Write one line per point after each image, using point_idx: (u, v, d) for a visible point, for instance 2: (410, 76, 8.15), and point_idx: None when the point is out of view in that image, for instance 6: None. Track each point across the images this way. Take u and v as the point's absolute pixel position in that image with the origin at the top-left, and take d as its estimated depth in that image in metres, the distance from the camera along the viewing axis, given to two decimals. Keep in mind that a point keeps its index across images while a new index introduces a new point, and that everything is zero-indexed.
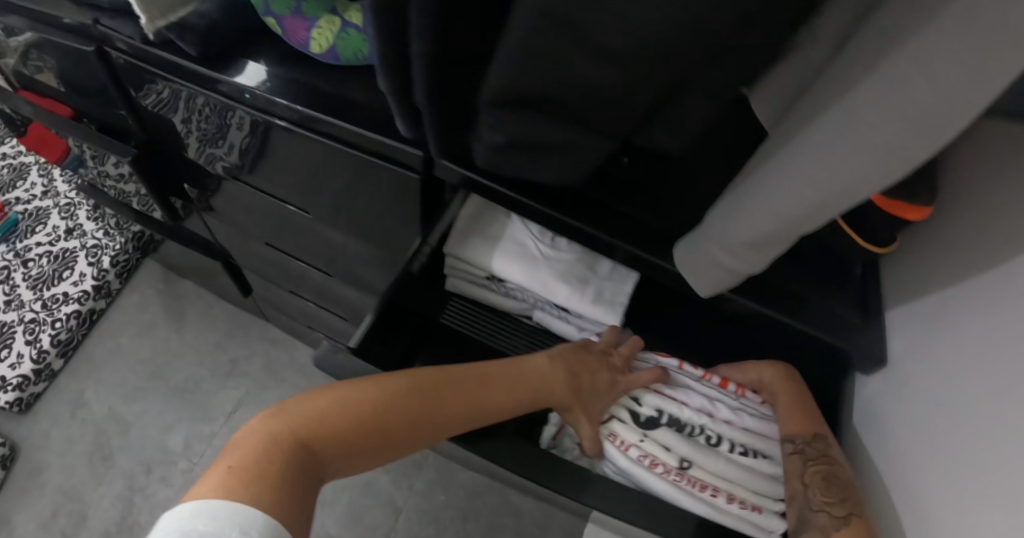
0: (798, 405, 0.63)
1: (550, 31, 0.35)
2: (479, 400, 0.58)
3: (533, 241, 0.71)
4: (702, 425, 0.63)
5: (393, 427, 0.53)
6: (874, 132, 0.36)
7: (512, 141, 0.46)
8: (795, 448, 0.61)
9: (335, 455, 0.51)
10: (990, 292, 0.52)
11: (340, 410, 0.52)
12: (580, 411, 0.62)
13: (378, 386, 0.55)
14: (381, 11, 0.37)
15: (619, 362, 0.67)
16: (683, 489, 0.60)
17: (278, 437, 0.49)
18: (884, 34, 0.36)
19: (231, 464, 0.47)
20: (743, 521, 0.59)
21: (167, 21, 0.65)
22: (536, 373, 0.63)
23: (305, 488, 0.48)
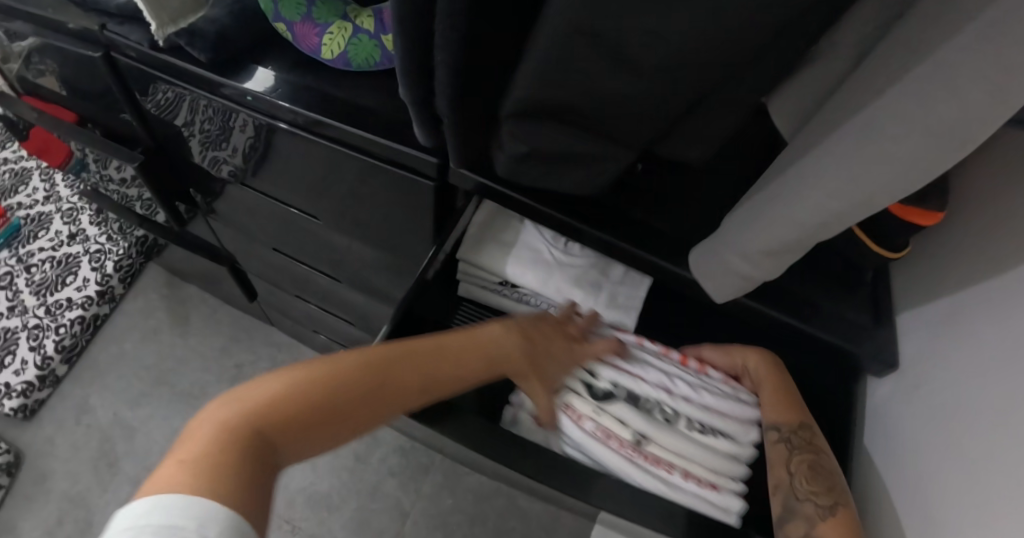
0: (784, 393, 0.63)
1: (582, 39, 0.35)
2: (434, 374, 0.55)
3: (547, 247, 0.71)
4: (660, 400, 0.59)
5: (343, 406, 0.49)
6: (897, 144, 0.37)
7: (533, 151, 0.46)
8: (781, 437, 0.61)
9: (291, 440, 0.47)
10: (1001, 296, 0.53)
11: (290, 393, 0.47)
12: (535, 381, 0.60)
13: (329, 365, 0.50)
14: (409, 23, 0.37)
15: (574, 334, 0.64)
16: (633, 464, 0.57)
17: (228, 426, 0.44)
18: (906, 44, 0.36)
19: (181, 457, 0.41)
20: (698, 499, 0.57)
21: (177, 27, 0.65)
22: (489, 343, 0.60)
23: (264, 479, 0.43)
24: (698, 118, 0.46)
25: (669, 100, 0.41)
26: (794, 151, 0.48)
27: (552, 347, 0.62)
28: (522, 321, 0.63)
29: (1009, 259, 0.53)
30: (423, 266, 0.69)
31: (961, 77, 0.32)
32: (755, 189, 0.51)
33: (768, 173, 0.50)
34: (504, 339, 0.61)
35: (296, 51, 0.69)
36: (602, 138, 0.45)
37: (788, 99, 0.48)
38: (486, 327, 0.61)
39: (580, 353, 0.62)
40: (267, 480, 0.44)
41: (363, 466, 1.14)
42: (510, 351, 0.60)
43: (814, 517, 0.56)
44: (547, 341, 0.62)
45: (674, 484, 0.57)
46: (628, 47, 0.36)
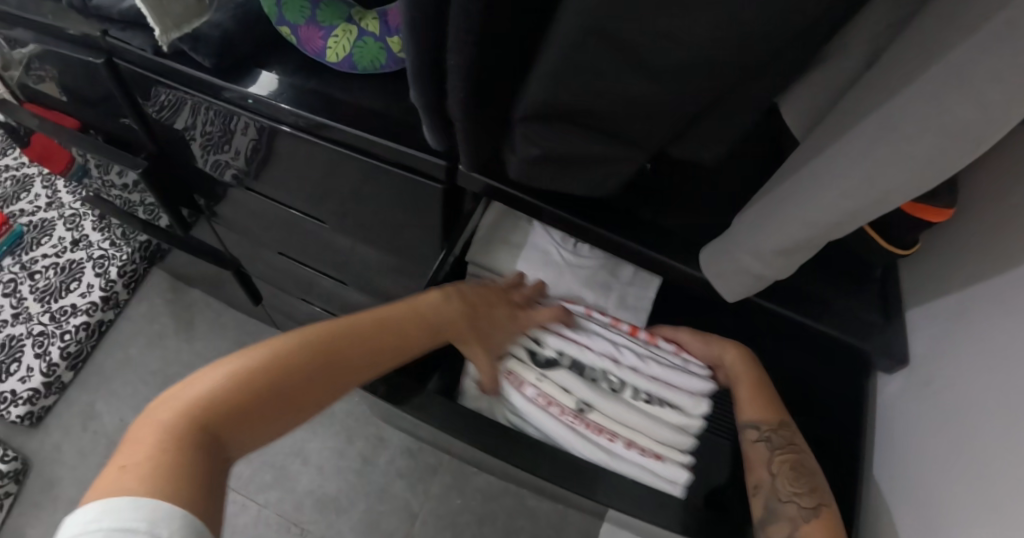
0: (761, 390, 0.63)
1: (595, 41, 0.35)
2: (371, 348, 0.57)
3: (556, 248, 0.71)
4: (605, 370, 0.60)
5: (281, 385, 0.51)
6: (911, 144, 0.36)
7: (545, 154, 0.46)
8: (761, 436, 0.60)
9: (239, 432, 0.49)
10: (1010, 291, 0.53)
11: (229, 382, 0.49)
12: (477, 347, 0.61)
13: (264, 351, 0.52)
14: (420, 27, 0.37)
15: (517, 302, 0.65)
16: (575, 432, 0.58)
17: (170, 426, 0.45)
18: (919, 43, 0.36)
19: (123, 462, 0.42)
20: (641, 469, 0.57)
21: (180, 32, 0.63)
22: (427, 314, 0.61)
23: (215, 474, 0.45)
24: (710, 118, 0.45)
25: (680, 102, 0.40)
26: (807, 150, 0.47)
27: (494, 314, 0.63)
28: (464, 289, 0.64)
29: (1020, 254, 0.53)
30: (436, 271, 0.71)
31: (977, 77, 0.32)
32: (767, 189, 0.51)
33: (780, 173, 0.50)
34: (444, 309, 0.62)
35: (300, 54, 0.69)
36: (612, 140, 0.45)
37: (799, 97, 0.48)
38: (424, 298, 0.62)
39: (523, 319, 0.63)
40: (217, 473, 0.46)
41: (370, 467, 1.14)
42: (450, 320, 0.61)
43: (798, 518, 0.55)
44: (488, 309, 0.63)
45: (616, 453, 0.57)
46: (639, 49, 0.35)
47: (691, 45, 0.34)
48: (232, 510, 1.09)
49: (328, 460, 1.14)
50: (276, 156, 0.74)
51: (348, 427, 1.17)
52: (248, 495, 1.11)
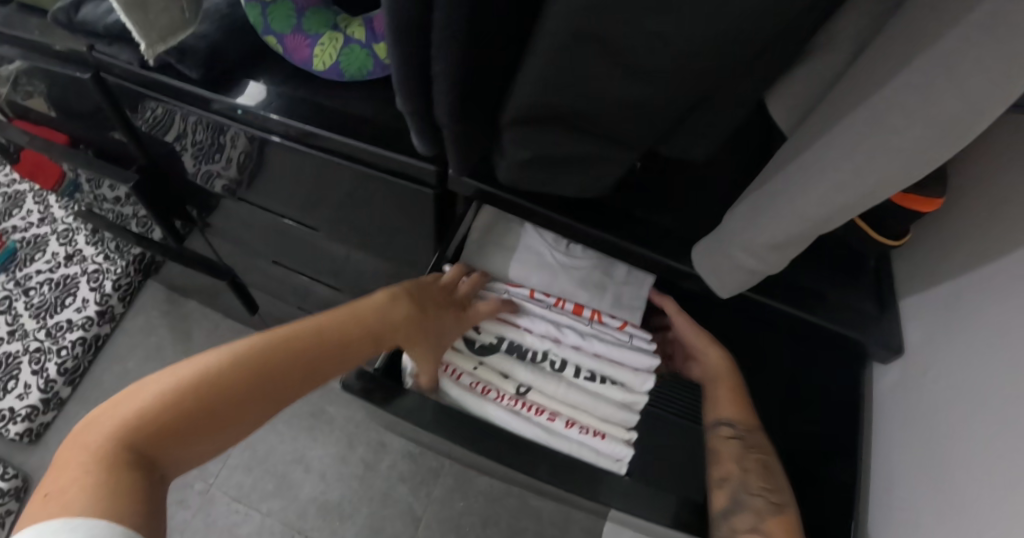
0: (735, 390, 0.63)
1: (577, 46, 0.35)
2: (316, 357, 0.55)
3: (549, 250, 0.70)
4: (545, 351, 0.63)
5: (224, 402, 0.49)
6: (900, 137, 0.36)
7: (536, 157, 0.46)
8: (734, 433, 0.60)
9: (169, 450, 0.46)
10: (1002, 278, 0.53)
11: (165, 401, 0.47)
12: (425, 349, 0.61)
13: (196, 366, 0.50)
14: (403, 36, 0.37)
15: (465, 299, 0.64)
16: (519, 414, 0.62)
17: (97, 448, 0.43)
18: (904, 34, 0.36)
19: (50, 490, 0.40)
20: (584, 447, 0.61)
21: (166, 44, 0.61)
22: (375, 318, 0.59)
23: (152, 494, 0.43)
24: (701, 115, 0.46)
25: (668, 101, 0.40)
26: (795, 145, 0.47)
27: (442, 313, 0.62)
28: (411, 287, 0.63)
29: (1011, 240, 0.53)
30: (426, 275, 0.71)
31: (962, 68, 0.32)
32: (756, 185, 0.51)
33: (769, 169, 0.50)
34: (392, 312, 0.60)
35: (288, 63, 0.68)
36: (600, 142, 0.45)
37: (786, 91, 0.48)
38: (369, 299, 0.60)
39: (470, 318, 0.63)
40: (157, 491, 0.44)
41: (372, 473, 1.14)
42: (400, 323, 0.60)
43: (762, 514, 0.55)
44: (436, 308, 0.62)
45: (558, 433, 0.61)
46: (625, 49, 0.35)
47: (678, 45, 0.35)
48: (235, 521, 1.09)
49: (329, 467, 1.14)
50: (269, 165, 0.74)
51: (348, 433, 1.17)
52: (251, 505, 1.10)
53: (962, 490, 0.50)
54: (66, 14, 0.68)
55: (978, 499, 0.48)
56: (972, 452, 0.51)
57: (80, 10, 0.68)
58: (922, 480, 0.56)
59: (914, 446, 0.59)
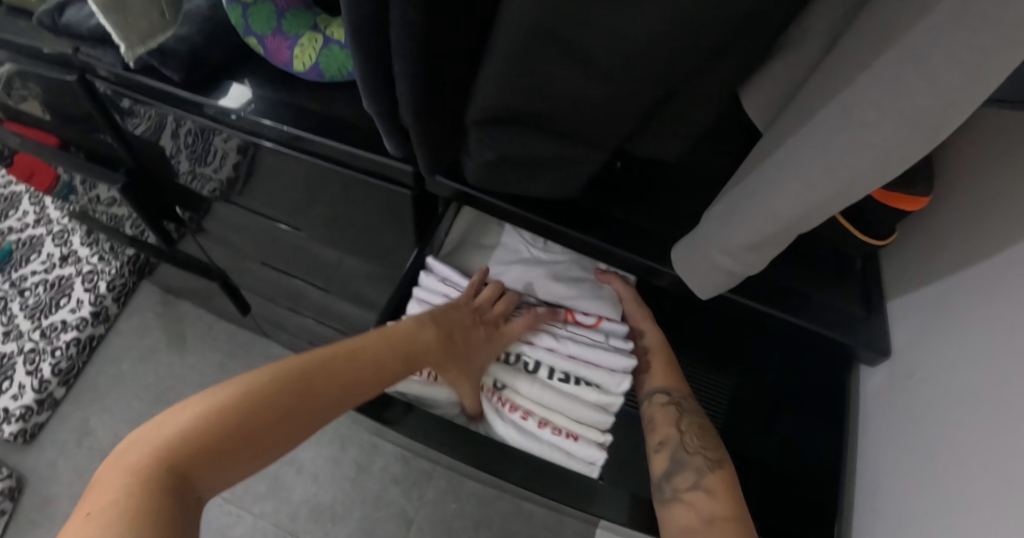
0: (669, 364, 0.67)
1: (535, 44, 0.35)
2: (351, 380, 0.56)
3: (526, 247, 0.72)
4: (519, 352, 0.65)
5: (265, 423, 0.50)
6: (872, 132, 0.35)
7: (502, 155, 0.45)
8: (670, 399, 0.64)
9: (207, 474, 0.46)
10: (989, 280, 0.52)
11: (206, 422, 0.47)
12: (460, 370, 0.62)
13: (233, 390, 0.50)
14: (363, 34, 0.36)
15: (494, 319, 0.66)
16: (496, 411, 0.62)
17: (136, 469, 0.43)
18: (872, 29, 0.36)
19: (90, 508, 0.40)
20: (555, 447, 0.61)
21: (146, 47, 0.61)
22: (410, 341, 0.61)
23: (189, 514, 0.43)
24: (673, 111, 0.46)
25: (634, 97, 0.40)
26: (769, 143, 0.47)
27: (473, 335, 0.64)
28: (440, 311, 0.65)
29: (1000, 241, 0.52)
30: (407, 270, 0.71)
31: (933, 62, 0.30)
32: (731, 185, 0.50)
33: (744, 168, 0.50)
34: (424, 335, 0.62)
35: (270, 64, 0.68)
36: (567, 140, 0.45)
37: (762, 87, 0.47)
38: (403, 323, 0.62)
39: (500, 339, 0.65)
40: (190, 514, 0.44)
41: (365, 474, 1.14)
42: (433, 345, 0.61)
43: (703, 469, 0.59)
44: (467, 330, 0.64)
45: (530, 432, 0.62)
46: (583, 43, 0.35)
47: (637, 40, 0.34)
48: (226, 522, 1.09)
49: (322, 468, 1.14)
50: (259, 169, 0.74)
51: (341, 435, 1.17)
52: (242, 506, 1.11)
53: (949, 498, 0.49)
54: (51, 17, 0.68)
55: (966, 509, 0.47)
56: (958, 460, 0.50)
57: (64, 13, 0.68)
58: (907, 486, 0.55)
59: (899, 451, 0.58)
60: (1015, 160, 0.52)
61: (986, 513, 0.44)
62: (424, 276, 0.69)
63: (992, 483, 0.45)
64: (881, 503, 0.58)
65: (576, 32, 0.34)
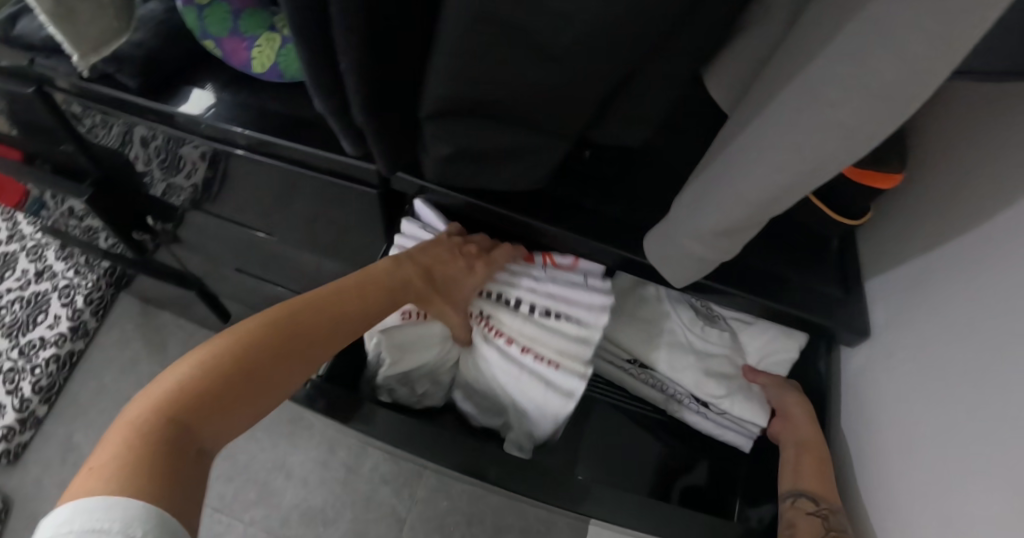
0: (820, 466, 0.58)
1: (481, 31, 0.34)
2: (338, 318, 0.57)
3: (682, 329, 0.68)
4: (504, 289, 0.65)
5: (267, 365, 0.51)
6: (836, 110, 0.33)
7: (460, 150, 0.45)
8: (815, 509, 0.54)
9: (214, 419, 0.46)
10: (967, 255, 0.51)
11: (205, 368, 0.47)
12: (444, 305, 0.64)
13: (227, 337, 0.50)
14: (306, 35, 0.35)
15: (474, 251, 0.66)
16: (484, 336, 0.64)
17: (140, 421, 0.43)
18: (827, 6, 0.34)
19: (94, 465, 0.40)
20: (536, 375, 0.62)
21: (99, 54, 0.59)
22: (392, 280, 0.62)
23: (197, 465, 0.43)
24: (632, 93, 0.46)
25: (590, 78, 0.39)
26: (734, 125, 0.46)
27: (454, 270, 0.64)
28: (418, 252, 0.65)
29: (977, 218, 0.51)
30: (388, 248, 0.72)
31: (892, 31, 0.28)
32: (700, 170, 0.50)
33: (711, 151, 0.49)
34: (405, 273, 0.63)
35: (229, 67, 0.67)
36: (526, 129, 0.44)
37: (724, 69, 0.47)
38: (382, 264, 0.63)
39: (482, 269, 0.65)
40: (199, 466, 0.44)
41: (354, 476, 1.13)
42: (414, 284, 0.63)
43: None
44: (446, 266, 0.64)
45: (515, 359, 0.63)
46: (531, 24, 0.34)
47: (587, 19, 0.33)
48: (218, 531, 1.08)
49: (311, 472, 1.13)
50: (229, 176, 0.73)
51: (329, 437, 1.16)
52: (233, 515, 1.10)
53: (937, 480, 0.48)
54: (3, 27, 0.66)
55: (958, 495, 0.46)
56: (943, 441, 0.49)
57: (16, 24, 0.66)
58: (892, 469, 0.55)
59: (882, 431, 0.58)
60: (986, 130, 0.51)
61: (982, 499, 0.43)
62: (405, 221, 0.69)
63: (983, 468, 0.44)
64: (865, 486, 0.58)
65: (526, 11, 0.33)
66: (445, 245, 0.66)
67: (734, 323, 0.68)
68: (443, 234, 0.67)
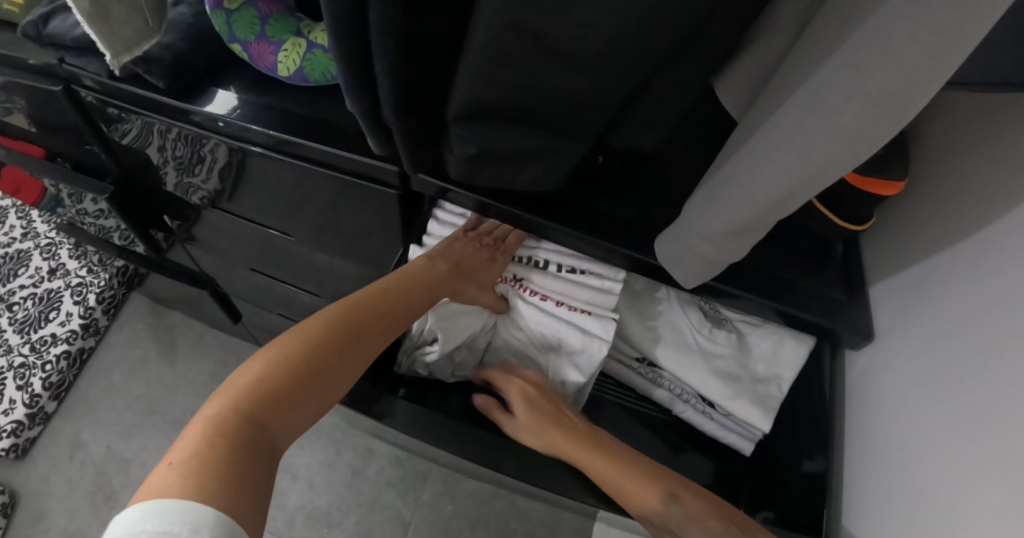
0: (648, 467, 0.60)
1: (508, 38, 0.36)
2: (386, 319, 0.67)
3: (691, 330, 0.70)
4: (534, 254, 0.71)
5: (321, 362, 0.60)
6: (839, 117, 0.35)
7: (482, 153, 0.47)
8: (661, 519, 0.58)
9: (280, 415, 0.56)
10: (968, 262, 0.53)
11: (273, 371, 0.58)
12: (476, 290, 0.70)
13: (293, 342, 0.60)
14: (344, 39, 0.38)
15: (491, 243, 0.76)
16: (519, 297, 0.69)
17: (217, 420, 0.53)
18: (837, 16, 0.36)
19: (172, 460, 0.49)
20: (572, 324, 0.66)
21: (132, 56, 0.63)
22: (426, 278, 0.70)
23: (260, 457, 0.53)
24: (648, 100, 0.48)
25: (609, 85, 0.41)
26: (747, 129, 0.48)
27: (478, 261, 0.74)
28: (444, 249, 0.74)
29: (977, 225, 0.53)
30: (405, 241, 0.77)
31: (894, 38, 0.30)
32: (710, 174, 0.52)
33: (722, 156, 0.51)
34: (438, 269, 0.71)
35: (254, 71, 0.69)
36: (544, 134, 0.47)
37: (734, 76, 0.48)
38: (416, 263, 0.71)
39: (502, 258, 0.74)
40: (264, 455, 0.54)
41: (360, 479, 1.14)
42: (446, 277, 0.70)
43: (687, 519, 0.57)
44: (471, 258, 0.73)
45: (551, 312, 0.67)
46: (554, 32, 0.36)
47: (609, 27, 0.35)
48: None
49: (317, 474, 1.14)
50: (247, 177, 0.75)
51: (335, 440, 1.17)
52: None
53: (936, 478, 0.50)
54: (35, 27, 0.68)
55: (955, 494, 0.47)
56: (943, 441, 0.51)
57: (49, 22, 0.68)
58: (892, 469, 0.56)
59: (884, 433, 0.59)
60: (989, 140, 0.53)
61: (980, 498, 0.44)
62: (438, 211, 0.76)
63: (982, 467, 0.45)
64: (865, 486, 0.60)
65: (548, 18, 0.35)
66: (466, 239, 0.75)
67: (742, 325, 0.70)
68: (459, 232, 0.75)
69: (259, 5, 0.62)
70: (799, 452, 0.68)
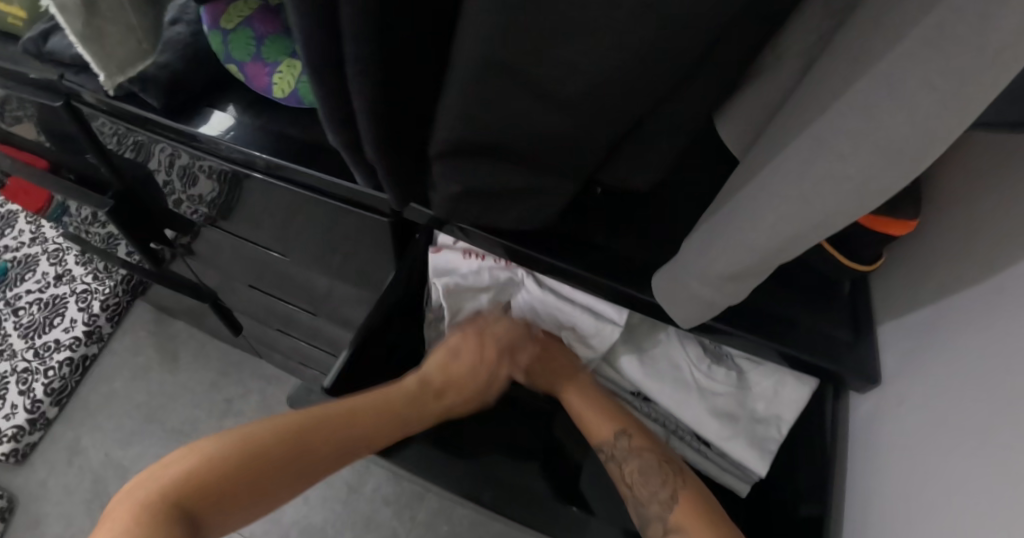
0: (611, 408, 0.68)
1: (494, 79, 0.35)
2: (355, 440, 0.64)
3: (690, 366, 0.68)
4: None
5: (272, 469, 0.59)
6: (839, 170, 0.33)
7: (467, 189, 0.46)
8: (609, 453, 0.66)
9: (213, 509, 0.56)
10: (981, 309, 0.50)
11: (218, 462, 0.57)
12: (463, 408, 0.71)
13: (248, 433, 0.60)
14: (321, 75, 0.36)
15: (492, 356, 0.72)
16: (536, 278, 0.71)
17: (150, 502, 0.54)
18: (839, 60, 0.34)
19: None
20: (587, 307, 0.67)
21: (126, 76, 0.60)
22: (407, 403, 0.68)
23: None
24: (642, 136, 0.46)
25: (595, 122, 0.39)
26: (747, 169, 0.45)
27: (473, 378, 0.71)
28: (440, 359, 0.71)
29: (991, 271, 0.50)
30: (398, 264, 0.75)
31: (898, 87, 0.28)
32: (709, 213, 0.50)
33: (721, 196, 0.49)
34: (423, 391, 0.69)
35: (250, 91, 0.68)
36: (531, 171, 0.45)
37: (735, 113, 0.46)
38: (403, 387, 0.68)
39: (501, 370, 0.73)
40: None
41: (356, 496, 1.13)
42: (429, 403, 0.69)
43: (632, 452, 0.65)
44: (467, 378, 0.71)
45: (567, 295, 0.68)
46: (539, 73, 0.34)
47: (591, 67, 0.33)
48: None
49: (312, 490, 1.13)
50: (243, 196, 0.75)
51: None
52: None
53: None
54: (35, 44, 0.67)
55: None
56: (942, 500, 0.47)
57: (48, 40, 0.67)
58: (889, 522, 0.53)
59: (886, 483, 0.56)
60: (1006, 182, 0.50)
61: None
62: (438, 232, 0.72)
63: None
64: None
65: (531, 59, 0.33)
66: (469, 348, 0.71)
67: (742, 363, 0.67)
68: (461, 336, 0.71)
69: (254, 25, 0.61)
70: (798, 497, 0.65)
